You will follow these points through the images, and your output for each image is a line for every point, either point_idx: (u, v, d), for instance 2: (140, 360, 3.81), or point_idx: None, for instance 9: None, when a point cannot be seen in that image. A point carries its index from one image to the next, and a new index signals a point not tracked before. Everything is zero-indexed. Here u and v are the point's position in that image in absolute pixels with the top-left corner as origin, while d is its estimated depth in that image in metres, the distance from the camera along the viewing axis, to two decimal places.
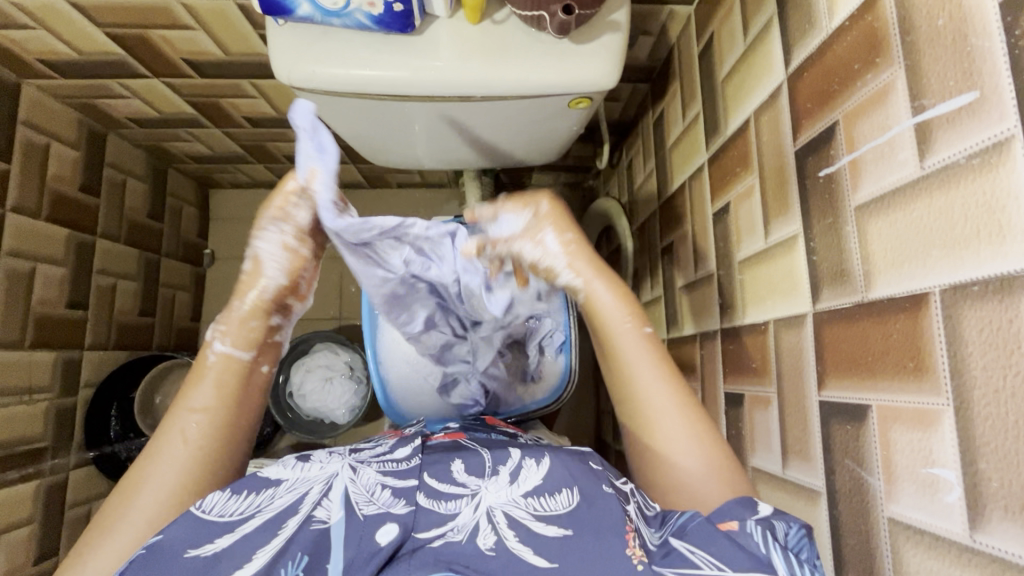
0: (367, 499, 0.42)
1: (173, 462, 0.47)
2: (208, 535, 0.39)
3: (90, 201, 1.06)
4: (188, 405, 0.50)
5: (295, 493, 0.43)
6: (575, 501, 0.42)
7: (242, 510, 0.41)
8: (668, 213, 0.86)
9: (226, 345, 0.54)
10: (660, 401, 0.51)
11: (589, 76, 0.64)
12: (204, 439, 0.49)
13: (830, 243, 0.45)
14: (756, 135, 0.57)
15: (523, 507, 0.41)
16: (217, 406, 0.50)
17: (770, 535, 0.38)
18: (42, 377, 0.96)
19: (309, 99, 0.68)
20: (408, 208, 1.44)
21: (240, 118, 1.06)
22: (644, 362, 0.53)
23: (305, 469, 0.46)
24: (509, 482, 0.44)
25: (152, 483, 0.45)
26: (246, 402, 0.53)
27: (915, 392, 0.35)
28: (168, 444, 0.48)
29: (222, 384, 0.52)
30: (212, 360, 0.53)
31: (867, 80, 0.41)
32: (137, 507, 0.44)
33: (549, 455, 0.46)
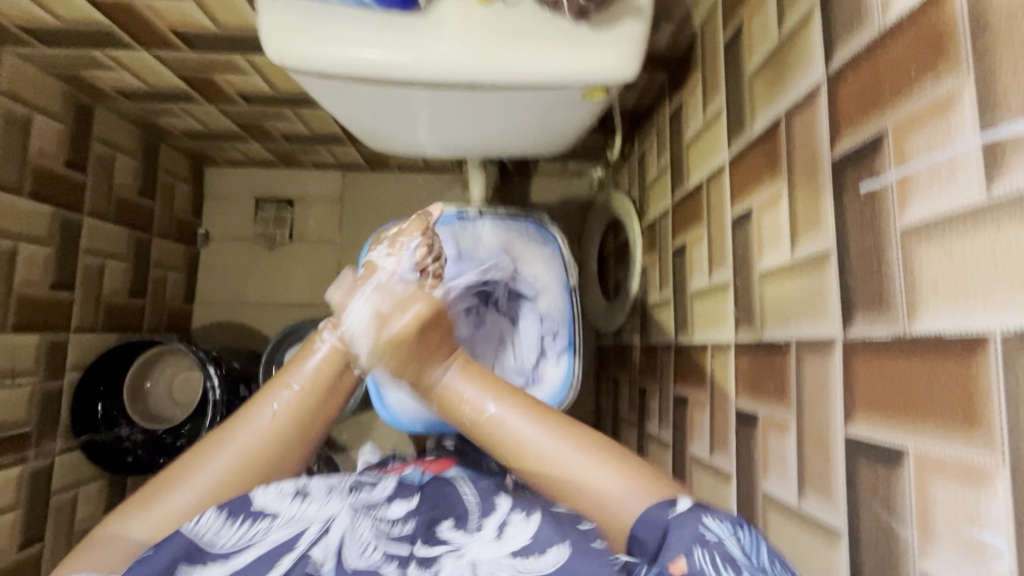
0: (359, 552, 0.44)
1: (256, 429, 0.53)
2: (203, 557, 0.42)
3: (75, 177, 1.01)
4: (288, 381, 0.56)
5: (292, 529, 0.45)
6: (561, 558, 0.41)
7: (235, 542, 0.44)
8: (681, 213, 0.82)
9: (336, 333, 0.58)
10: (571, 455, 0.49)
11: (607, 66, 0.59)
12: (288, 417, 0.54)
13: (869, 267, 0.41)
14: (786, 138, 0.53)
15: (508, 564, 0.42)
16: (309, 390, 0.56)
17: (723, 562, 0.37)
18: (26, 360, 0.92)
19: (304, 81, 0.63)
20: (409, 192, 1.40)
21: (234, 94, 1.01)
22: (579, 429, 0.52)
23: (304, 506, 0.47)
24: (495, 537, 0.45)
25: (231, 448, 0.51)
26: (331, 399, 0.57)
27: (963, 444, 0.32)
28: (257, 416, 0.53)
29: (319, 374, 0.57)
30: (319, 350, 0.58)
31: (925, 86, 0.36)
32: (211, 464, 0.50)
33: (538, 510, 0.46)
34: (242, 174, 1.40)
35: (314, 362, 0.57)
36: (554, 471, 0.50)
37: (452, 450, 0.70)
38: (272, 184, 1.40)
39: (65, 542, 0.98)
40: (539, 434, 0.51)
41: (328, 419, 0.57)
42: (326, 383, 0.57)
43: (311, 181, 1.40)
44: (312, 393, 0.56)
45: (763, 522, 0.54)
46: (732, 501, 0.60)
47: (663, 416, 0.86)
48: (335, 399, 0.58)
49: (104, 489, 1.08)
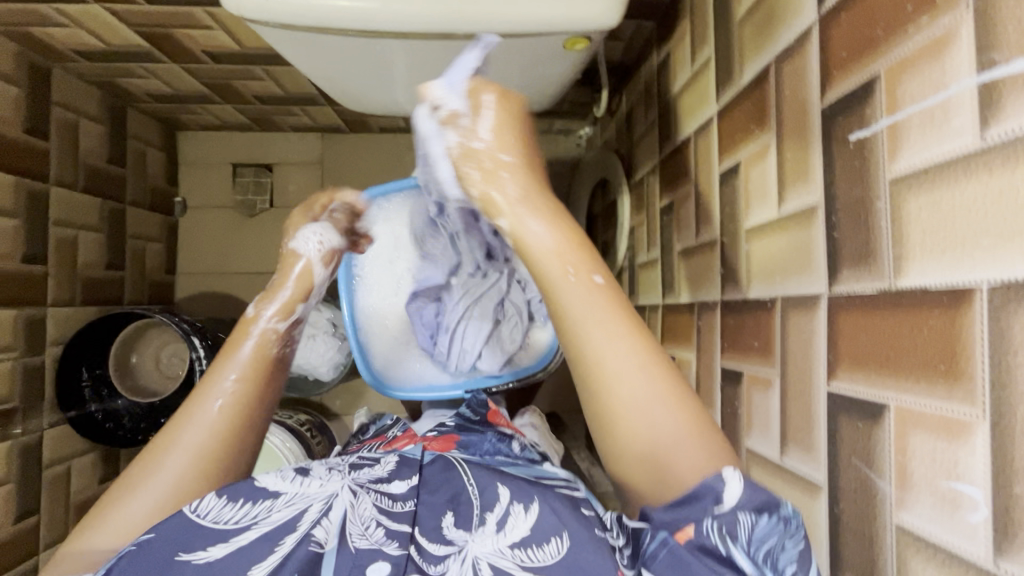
0: (361, 531, 0.44)
1: (202, 429, 0.48)
2: (203, 541, 0.41)
3: (38, 144, 0.97)
4: (223, 374, 0.51)
5: (293, 508, 0.44)
6: (563, 550, 0.42)
7: (238, 519, 0.43)
8: (669, 170, 0.79)
9: (268, 321, 0.56)
10: (620, 361, 0.42)
11: (588, 13, 0.56)
12: (234, 408, 0.50)
13: (858, 221, 0.39)
14: (776, 86, 0.50)
15: (509, 558, 0.42)
16: (249, 376, 0.52)
17: (729, 536, 0.36)
18: (4, 336, 0.90)
19: (266, 33, 0.59)
20: (391, 155, 1.36)
21: (198, 52, 0.95)
22: (593, 313, 0.43)
23: (305, 484, 0.47)
24: (496, 531, 0.44)
25: (181, 446, 0.47)
26: (271, 388, 0.53)
27: (943, 398, 0.32)
28: (200, 410, 0.49)
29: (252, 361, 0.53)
30: (249, 344, 0.54)
31: (921, 25, 0.34)
32: (162, 472, 0.46)
33: (540, 500, 0.46)
34: (217, 139, 1.35)
35: (250, 346, 0.53)
36: (599, 386, 0.43)
37: (451, 424, 0.69)
38: (248, 148, 1.35)
39: (62, 513, 0.99)
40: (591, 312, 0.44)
41: (277, 392, 0.55)
42: (265, 367, 0.53)
43: (291, 145, 1.35)
44: (252, 380, 0.52)
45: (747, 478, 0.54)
46: None
47: None
48: (273, 385, 0.54)
49: (98, 462, 1.09)
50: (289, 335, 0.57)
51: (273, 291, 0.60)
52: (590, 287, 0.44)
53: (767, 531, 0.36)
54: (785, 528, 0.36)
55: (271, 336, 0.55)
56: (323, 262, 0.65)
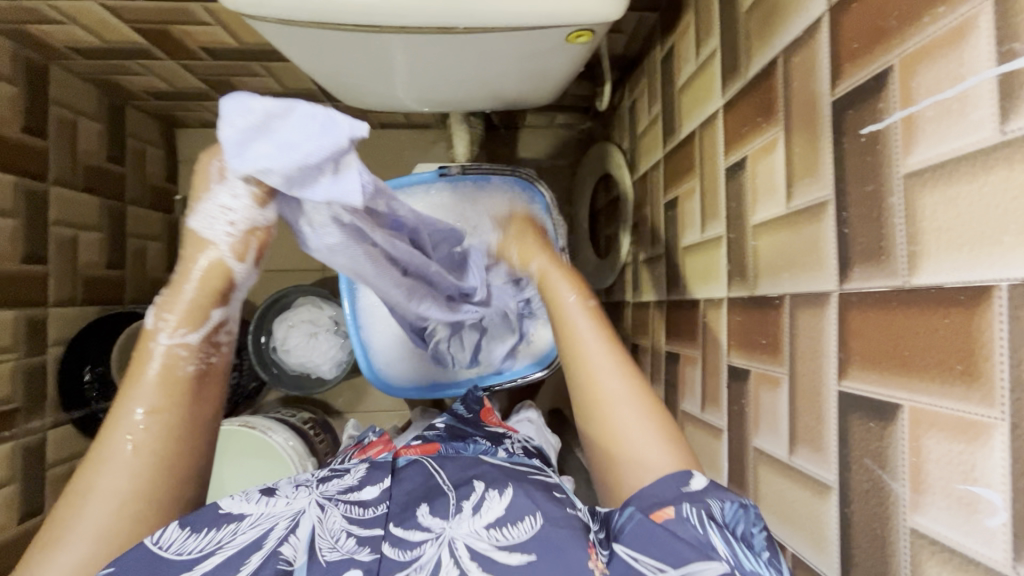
0: (331, 544, 0.43)
1: (121, 466, 0.44)
2: (165, 570, 0.40)
3: (36, 144, 0.96)
4: (131, 406, 0.46)
5: (259, 529, 0.44)
6: (536, 526, 0.42)
7: (200, 548, 0.42)
8: (674, 164, 0.78)
9: (176, 336, 0.47)
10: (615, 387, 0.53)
11: (591, 5, 0.55)
12: (152, 441, 0.45)
13: (870, 217, 0.38)
14: (784, 79, 0.49)
15: (485, 538, 0.42)
16: (168, 402, 0.46)
17: (705, 516, 0.39)
18: (5, 337, 0.89)
19: (263, 29, 0.58)
20: (392, 151, 1.35)
21: (196, 48, 0.94)
22: (602, 364, 0.55)
23: (269, 505, 0.47)
24: (472, 514, 0.45)
25: (100, 492, 0.43)
26: (197, 414, 0.48)
27: (960, 399, 0.31)
28: (114, 451, 0.44)
29: (164, 383, 0.47)
30: (157, 356, 0.47)
31: (938, 14, 0.33)
32: (87, 515, 0.42)
33: (513, 486, 0.47)
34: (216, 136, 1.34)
35: (159, 364, 0.47)
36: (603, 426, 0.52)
37: (439, 432, 0.66)
38: None
39: None
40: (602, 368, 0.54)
41: (213, 415, 0.49)
42: (179, 388, 0.47)
43: None
44: (163, 406, 0.46)
45: (754, 476, 0.54)
46: (722, 457, 0.60)
47: (655, 373, 0.85)
48: (202, 403, 0.48)
49: None
50: (219, 335, 0.49)
51: (177, 288, 0.47)
52: (597, 331, 0.58)
53: (734, 517, 0.40)
54: (747, 514, 0.41)
55: (180, 354, 0.47)
56: (236, 257, 0.47)
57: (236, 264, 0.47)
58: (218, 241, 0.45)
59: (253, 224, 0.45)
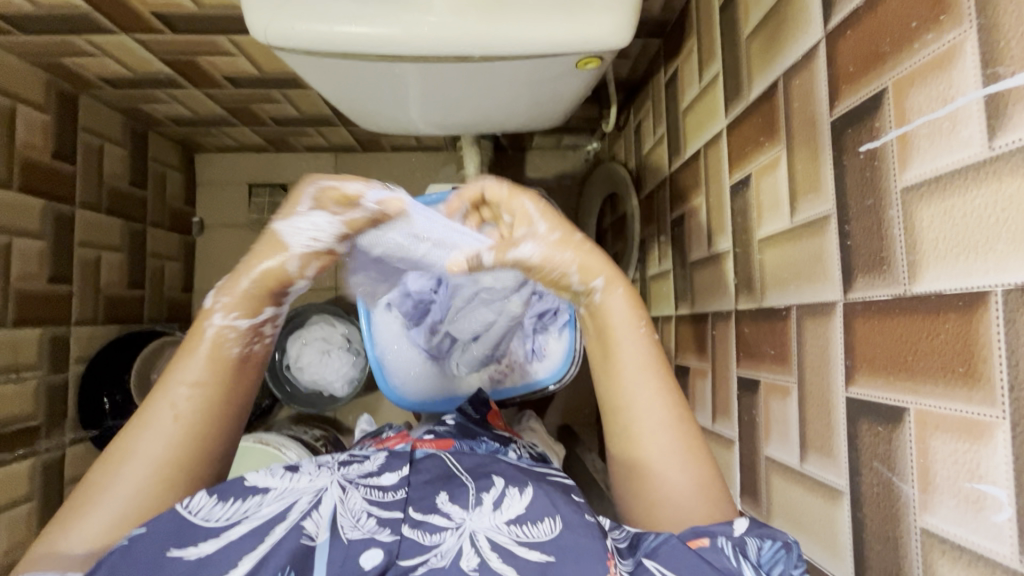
0: (353, 523, 0.44)
1: (160, 437, 0.46)
2: (193, 537, 0.41)
3: (65, 169, 1.00)
4: (180, 379, 0.47)
5: (283, 502, 0.45)
6: (556, 529, 0.44)
7: (228, 516, 0.43)
8: (679, 183, 0.81)
9: (229, 318, 0.49)
10: (636, 387, 0.51)
11: (599, 34, 0.58)
12: (193, 416, 0.47)
13: (870, 229, 0.40)
14: (785, 100, 0.52)
15: (506, 533, 0.44)
16: (209, 380, 0.48)
17: (741, 552, 0.40)
18: (29, 355, 0.92)
19: (291, 59, 0.61)
20: (404, 173, 1.38)
21: (218, 77, 0.99)
22: (639, 384, 0.51)
23: (293, 479, 0.48)
24: (492, 510, 0.46)
25: (138, 456, 0.45)
26: (240, 389, 0.50)
27: (962, 400, 0.33)
28: (156, 420, 0.46)
29: (211, 359, 0.48)
30: (210, 334, 0.48)
31: (926, 41, 0.36)
32: (123, 483, 0.44)
33: (532, 485, 0.48)
34: (233, 160, 1.38)
35: (207, 341, 0.49)
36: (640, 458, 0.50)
37: (449, 427, 0.68)
38: (263, 169, 1.38)
39: None
40: (639, 385, 0.51)
41: (247, 398, 0.51)
42: (229, 366, 0.49)
43: (305, 165, 1.38)
44: (211, 383, 0.48)
45: (766, 485, 0.55)
46: (735, 468, 0.61)
47: None
48: (245, 379, 0.50)
49: None
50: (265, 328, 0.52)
51: (236, 276, 0.51)
52: (641, 336, 0.53)
53: (773, 557, 0.40)
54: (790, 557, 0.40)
55: (228, 335, 0.49)
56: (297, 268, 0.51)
57: (296, 272, 0.51)
58: (292, 246, 0.51)
59: (328, 249, 0.53)
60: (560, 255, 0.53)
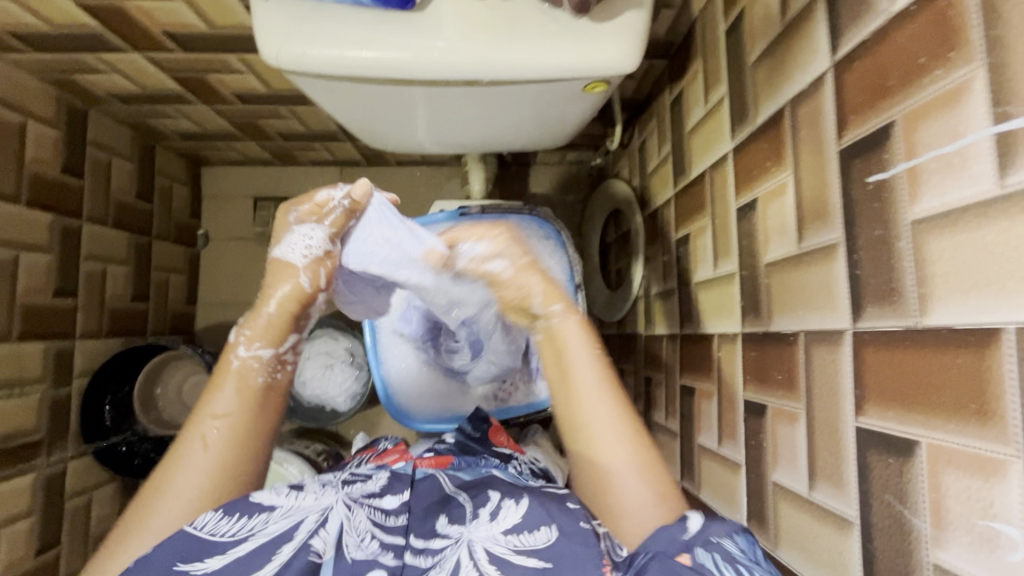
0: (357, 542, 0.44)
1: (195, 469, 0.47)
2: (201, 554, 0.41)
3: (72, 183, 1.01)
4: (211, 412, 0.50)
5: (290, 520, 0.44)
6: (553, 536, 0.44)
7: (234, 533, 0.42)
8: (684, 203, 0.81)
9: (252, 349, 0.53)
10: (588, 389, 0.54)
11: (607, 60, 0.59)
12: (225, 444, 0.49)
13: (879, 259, 0.40)
14: (792, 127, 0.52)
15: (502, 543, 0.44)
16: (237, 411, 0.50)
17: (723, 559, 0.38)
18: (33, 369, 0.92)
19: (301, 81, 0.62)
20: (408, 187, 1.39)
21: (228, 94, 1.00)
22: (596, 409, 0.54)
23: (299, 497, 0.47)
24: (489, 520, 0.47)
25: (174, 492, 0.46)
26: (267, 417, 0.52)
27: (975, 437, 0.32)
28: (188, 453, 0.48)
29: (239, 390, 0.51)
30: (236, 366, 0.52)
31: (935, 77, 0.36)
32: (156, 521, 0.45)
33: (527, 495, 0.49)
34: (239, 173, 1.39)
35: (235, 376, 0.52)
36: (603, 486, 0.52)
37: (448, 445, 0.69)
38: (268, 182, 1.39)
39: (80, 545, 0.99)
40: (592, 410, 0.54)
41: (276, 425, 0.53)
42: (257, 397, 0.52)
43: (310, 179, 1.39)
44: (243, 414, 0.50)
45: (773, 511, 0.54)
46: (742, 493, 0.60)
47: (669, 406, 0.86)
48: (271, 409, 0.53)
49: (118, 492, 1.10)
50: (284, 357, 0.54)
51: (257, 310, 0.55)
52: (594, 359, 0.56)
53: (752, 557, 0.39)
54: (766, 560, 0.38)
55: (254, 364, 0.52)
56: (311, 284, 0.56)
57: (311, 286, 0.56)
58: (294, 264, 0.56)
59: (326, 252, 0.57)
60: (525, 277, 0.59)
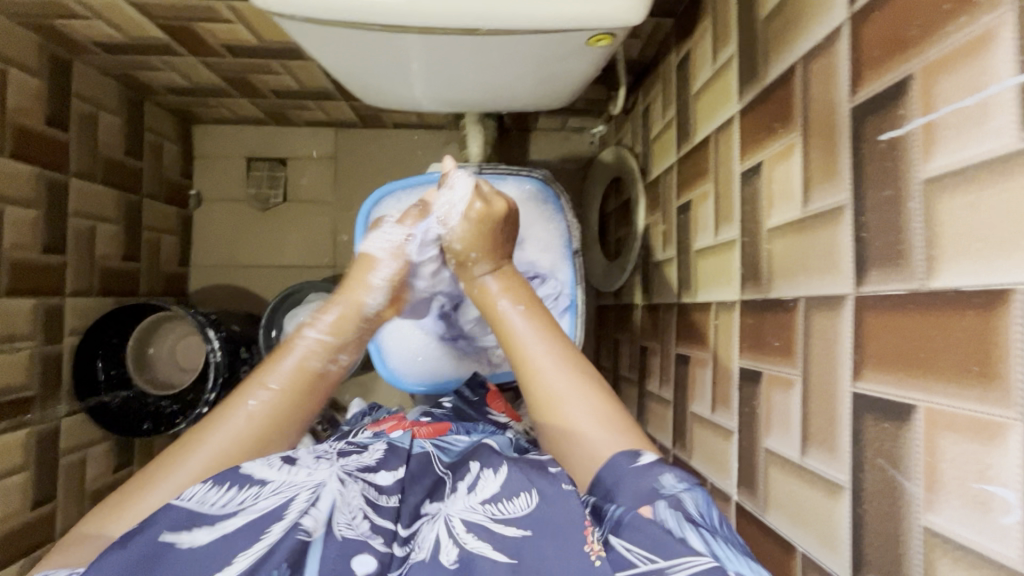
0: (348, 521, 0.44)
1: (230, 431, 0.50)
2: (190, 524, 0.41)
3: (58, 136, 0.97)
4: (262, 382, 0.54)
5: (280, 497, 0.44)
6: (532, 503, 0.44)
7: (224, 505, 0.43)
8: (686, 169, 0.79)
9: (315, 335, 0.58)
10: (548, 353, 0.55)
11: (612, 11, 0.56)
12: (265, 416, 0.52)
13: (887, 221, 0.39)
14: (802, 85, 0.50)
15: (480, 512, 0.45)
16: (291, 387, 0.54)
17: (677, 510, 0.40)
18: (22, 325, 0.91)
19: (290, 27, 0.59)
20: (405, 151, 1.36)
21: (217, 45, 0.96)
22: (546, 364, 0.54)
23: (292, 472, 0.47)
24: (467, 492, 0.47)
25: (208, 446, 0.49)
26: (310, 403, 0.56)
27: (977, 401, 0.32)
28: (233, 414, 0.51)
29: (299, 372, 0.56)
30: (300, 347, 0.57)
31: (959, 24, 0.34)
32: (182, 468, 0.48)
33: (506, 463, 0.48)
34: (230, 132, 1.36)
35: (294, 360, 0.56)
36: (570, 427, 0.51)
37: (445, 410, 0.70)
38: (262, 142, 1.35)
39: (76, 501, 1.00)
40: (552, 369, 0.54)
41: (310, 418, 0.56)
42: (306, 385, 0.56)
43: (305, 139, 1.35)
44: (290, 394, 0.54)
45: (764, 476, 0.54)
46: (732, 459, 0.61)
47: (664, 376, 0.85)
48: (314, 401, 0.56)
49: (112, 450, 1.10)
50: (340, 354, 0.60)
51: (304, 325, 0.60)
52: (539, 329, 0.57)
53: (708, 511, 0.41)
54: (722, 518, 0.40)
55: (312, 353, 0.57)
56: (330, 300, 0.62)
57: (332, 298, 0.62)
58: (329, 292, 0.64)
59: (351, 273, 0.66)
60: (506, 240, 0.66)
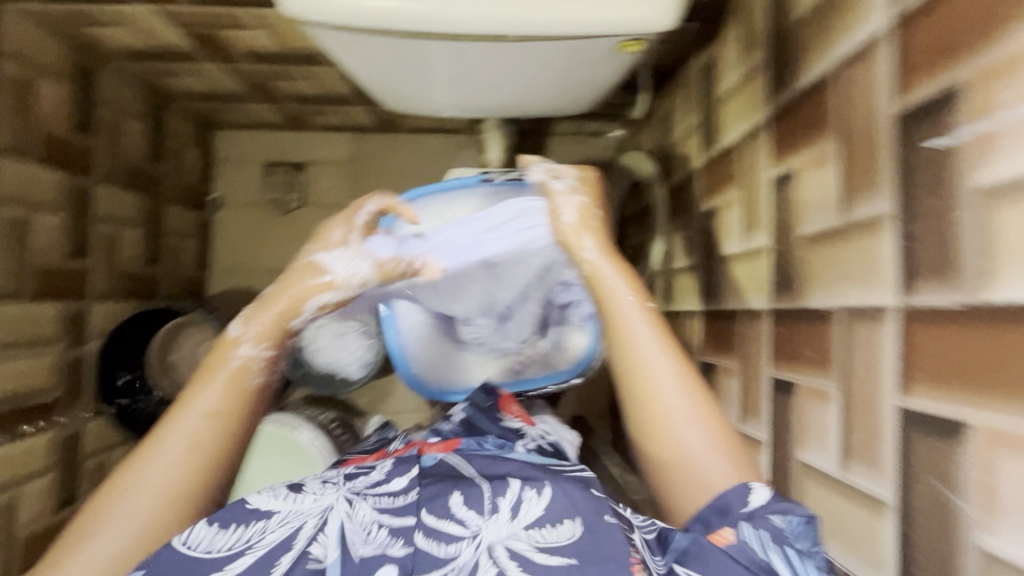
0: (363, 538, 0.44)
1: (166, 463, 0.47)
2: (195, 574, 0.40)
3: (84, 142, 0.98)
4: (196, 409, 0.50)
5: (288, 527, 0.44)
6: (577, 532, 0.42)
7: (230, 546, 0.42)
8: (710, 175, 0.78)
9: (256, 349, 0.53)
10: (653, 356, 0.51)
11: (642, 17, 0.55)
12: (203, 444, 0.49)
13: (936, 232, 0.38)
14: (839, 92, 0.49)
15: (524, 539, 0.42)
16: (226, 400, 0.51)
17: (770, 537, 0.39)
18: (47, 330, 0.91)
19: (317, 34, 0.59)
20: (421, 156, 1.36)
21: (240, 52, 0.96)
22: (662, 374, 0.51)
23: (297, 500, 0.46)
24: (509, 517, 0.43)
25: (143, 485, 0.46)
26: (249, 419, 0.52)
27: None
28: (166, 446, 0.48)
29: (227, 389, 0.51)
30: (234, 363, 0.52)
31: (1016, 30, 0.33)
32: (126, 506, 0.46)
33: (551, 484, 0.46)
34: (248, 137, 1.36)
35: (233, 369, 0.52)
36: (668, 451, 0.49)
37: (455, 426, 0.68)
38: (279, 147, 1.36)
39: None
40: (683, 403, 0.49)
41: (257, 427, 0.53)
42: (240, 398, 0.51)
43: (322, 145, 1.36)
44: (223, 416, 0.50)
45: (798, 490, 0.53)
46: (763, 470, 0.59)
47: None
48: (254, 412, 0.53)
49: None
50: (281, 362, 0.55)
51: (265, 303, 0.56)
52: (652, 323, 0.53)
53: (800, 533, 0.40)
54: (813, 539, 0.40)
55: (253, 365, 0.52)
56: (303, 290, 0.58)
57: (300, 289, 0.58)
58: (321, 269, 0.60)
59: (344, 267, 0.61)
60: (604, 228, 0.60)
